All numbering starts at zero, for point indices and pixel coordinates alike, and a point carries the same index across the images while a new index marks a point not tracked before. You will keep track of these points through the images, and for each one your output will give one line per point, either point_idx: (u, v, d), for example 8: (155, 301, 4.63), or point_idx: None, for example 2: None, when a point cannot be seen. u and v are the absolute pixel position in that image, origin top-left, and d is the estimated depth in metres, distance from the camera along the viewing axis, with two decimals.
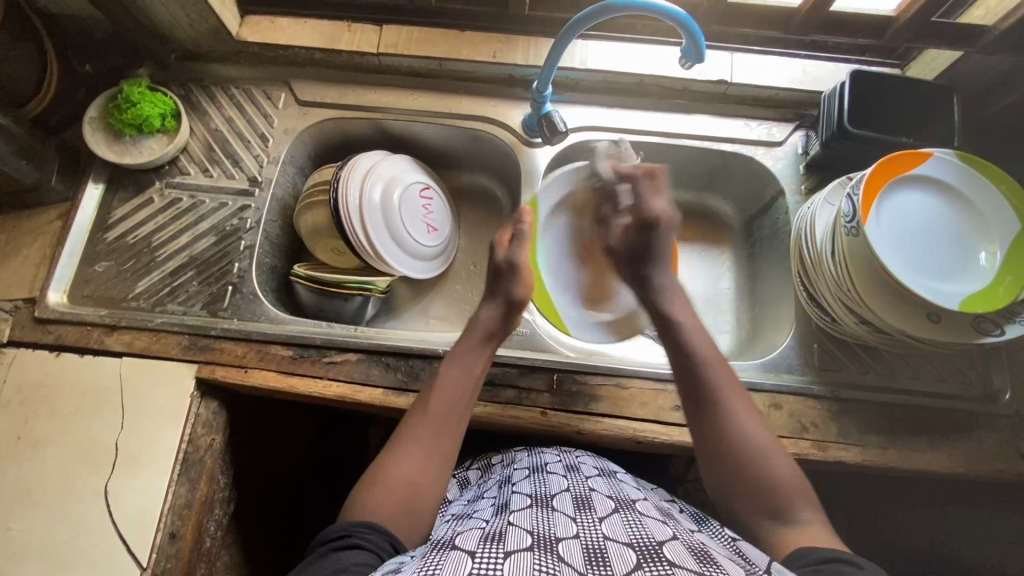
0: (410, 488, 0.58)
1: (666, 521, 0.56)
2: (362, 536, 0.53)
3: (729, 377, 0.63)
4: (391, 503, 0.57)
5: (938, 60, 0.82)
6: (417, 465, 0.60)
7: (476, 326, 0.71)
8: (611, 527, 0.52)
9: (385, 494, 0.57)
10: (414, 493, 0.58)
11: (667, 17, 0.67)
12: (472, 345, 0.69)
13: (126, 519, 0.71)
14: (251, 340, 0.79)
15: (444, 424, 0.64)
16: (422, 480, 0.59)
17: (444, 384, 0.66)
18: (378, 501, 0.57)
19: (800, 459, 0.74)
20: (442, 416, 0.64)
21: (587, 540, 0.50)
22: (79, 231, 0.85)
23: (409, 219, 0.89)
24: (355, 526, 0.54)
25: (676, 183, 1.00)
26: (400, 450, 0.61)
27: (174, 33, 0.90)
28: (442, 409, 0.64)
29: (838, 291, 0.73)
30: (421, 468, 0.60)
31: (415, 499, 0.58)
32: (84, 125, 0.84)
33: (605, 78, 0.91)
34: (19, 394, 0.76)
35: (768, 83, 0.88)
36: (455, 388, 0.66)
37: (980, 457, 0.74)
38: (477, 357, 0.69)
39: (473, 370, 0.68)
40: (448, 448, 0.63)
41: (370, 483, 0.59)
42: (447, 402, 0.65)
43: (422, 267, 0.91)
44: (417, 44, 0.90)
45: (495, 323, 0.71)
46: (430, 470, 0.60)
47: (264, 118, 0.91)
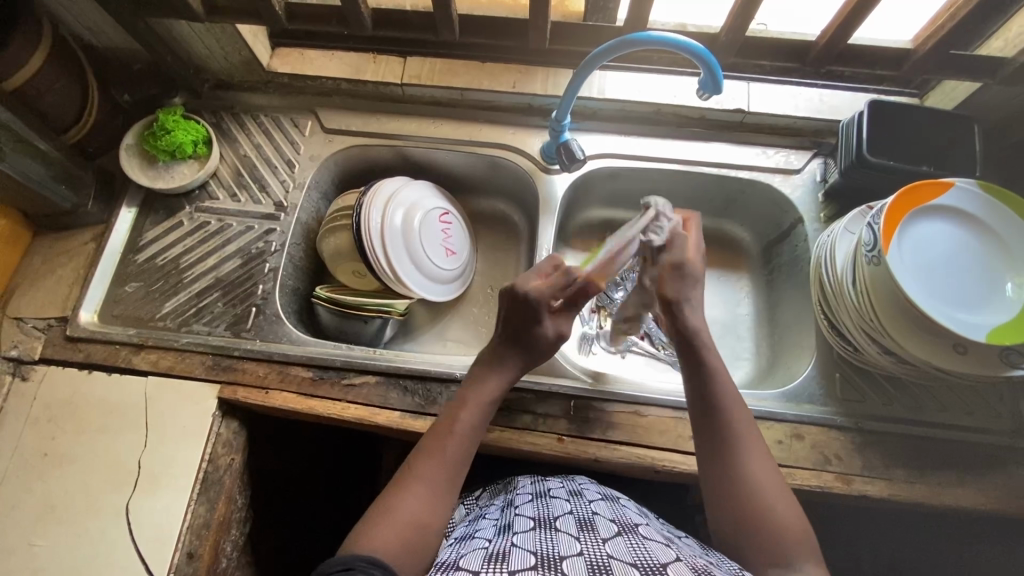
0: (416, 529, 0.58)
1: (669, 545, 0.56)
2: (362, 570, 0.52)
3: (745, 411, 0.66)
4: (394, 540, 0.57)
5: (956, 91, 0.84)
6: (424, 504, 0.60)
7: (498, 363, 0.71)
8: (615, 547, 0.52)
9: (390, 530, 0.57)
10: (419, 533, 0.58)
11: (684, 51, 0.68)
12: (494, 392, 0.69)
13: (146, 537, 0.72)
14: (272, 362, 0.81)
15: (455, 469, 0.64)
16: (426, 521, 0.59)
17: (461, 429, 0.66)
18: (382, 537, 0.57)
19: (823, 493, 0.72)
20: (456, 461, 0.64)
21: (591, 557, 0.50)
22: (112, 253, 0.88)
23: (444, 249, 0.93)
24: (358, 559, 0.53)
25: (693, 209, 1.00)
26: (409, 486, 0.61)
27: (208, 65, 0.94)
28: (456, 453, 0.65)
29: (859, 320, 0.72)
30: (427, 506, 0.60)
31: (420, 539, 0.58)
32: (121, 151, 0.88)
33: (623, 107, 0.92)
34: (47, 411, 0.78)
35: (784, 112, 0.90)
36: (470, 430, 0.67)
37: (1014, 496, 0.71)
38: (492, 395, 0.69)
39: (488, 409, 0.69)
40: (454, 490, 0.63)
41: (377, 517, 0.59)
42: (463, 446, 0.65)
43: (447, 287, 0.94)
44: (440, 74, 0.93)
45: (518, 362, 0.71)
46: (436, 510, 0.60)
47: (291, 145, 0.94)
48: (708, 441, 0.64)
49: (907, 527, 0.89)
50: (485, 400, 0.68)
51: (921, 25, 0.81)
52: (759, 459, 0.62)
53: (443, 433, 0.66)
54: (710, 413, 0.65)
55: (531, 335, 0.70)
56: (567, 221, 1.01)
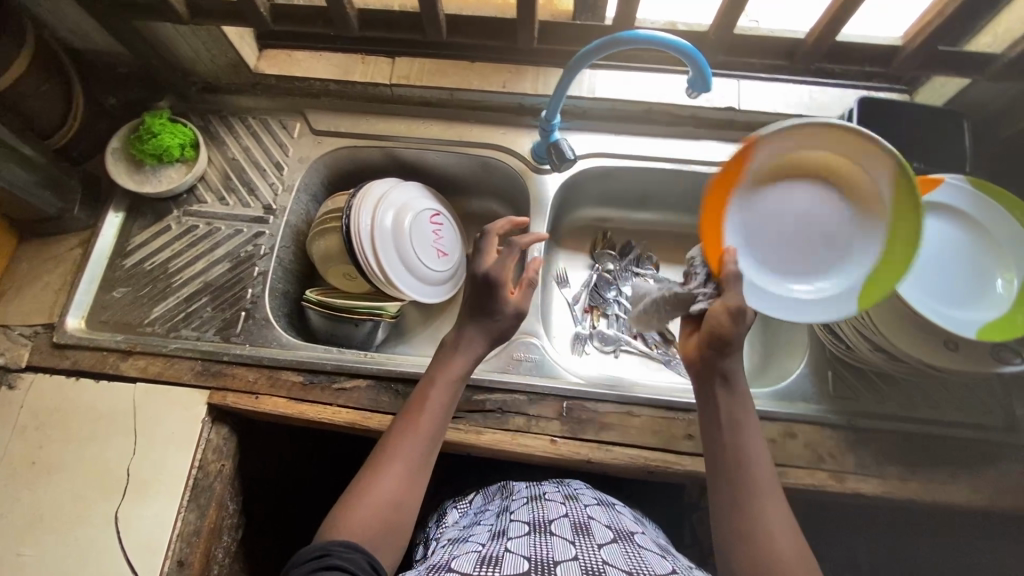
0: (392, 509, 0.58)
1: (665, 556, 0.56)
2: (340, 555, 0.52)
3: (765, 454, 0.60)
4: (371, 522, 0.56)
5: (946, 88, 0.84)
6: (399, 483, 0.60)
7: (464, 339, 0.71)
8: (611, 554, 0.52)
9: (366, 512, 0.57)
10: (396, 511, 0.58)
11: (673, 49, 0.68)
12: (462, 369, 0.69)
13: (135, 545, 0.71)
14: (262, 366, 0.80)
15: (429, 447, 0.64)
16: (402, 499, 0.59)
17: (433, 407, 0.66)
18: (359, 519, 0.56)
19: (816, 491, 0.72)
20: (429, 438, 0.64)
21: (586, 563, 0.50)
22: (99, 258, 0.87)
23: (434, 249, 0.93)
24: (334, 544, 0.53)
25: (685, 208, 1.00)
26: (384, 468, 0.60)
27: (195, 67, 0.93)
28: (428, 431, 0.65)
29: (851, 318, 0.72)
30: (402, 485, 0.60)
31: (397, 518, 0.58)
32: (107, 155, 0.87)
33: (614, 106, 0.92)
34: (35, 419, 0.77)
35: (775, 110, 0.89)
36: (441, 407, 0.66)
37: (1006, 492, 0.72)
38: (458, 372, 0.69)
39: (456, 384, 0.69)
40: (428, 466, 0.63)
41: (352, 500, 0.58)
42: (434, 424, 0.65)
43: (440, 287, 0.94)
44: (430, 75, 0.93)
45: (482, 337, 0.71)
46: (412, 487, 0.61)
47: (280, 147, 0.94)
48: (724, 478, 0.59)
49: (901, 524, 0.89)
50: (453, 378, 0.68)
51: (910, 21, 0.80)
52: (772, 504, 0.56)
53: (415, 412, 0.65)
54: (726, 454, 0.59)
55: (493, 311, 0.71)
56: (558, 221, 1.01)
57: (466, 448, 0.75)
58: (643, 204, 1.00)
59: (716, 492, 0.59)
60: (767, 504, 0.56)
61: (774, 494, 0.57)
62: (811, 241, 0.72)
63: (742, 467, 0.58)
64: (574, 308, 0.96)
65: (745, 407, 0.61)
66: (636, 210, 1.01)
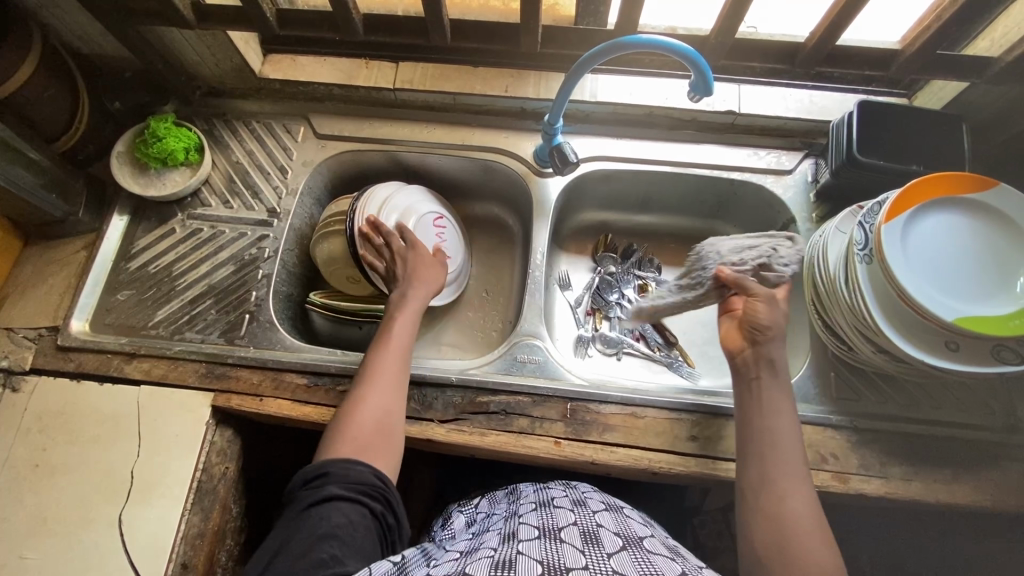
0: (376, 424, 0.65)
1: (674, 558, 0.56)
2: (340, 474, 0.58)
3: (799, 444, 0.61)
4: (363, 437, 0.63)
5: (944, 91, 0.85)
6: (381, 400, 0.67)
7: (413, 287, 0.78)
8: (620, 562, 0.52)
9: (354, 432, 0.63)
10: (384, 421, 0.66)
11: (675, 53, 0.68)
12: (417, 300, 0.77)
13: (139, 548, 0.71)
14: (267, 368, 0.80)
15: (399, 365, 0.71)
16: (384, 416, 0.66)
17: (397, 335, 0.73)
18: (353, 435, 0.63)
19: (820, 492, 0.72)
20: (398, 357, 0.71)
21: (596, 570, 0.50)
22: (103, 262, 0.88)
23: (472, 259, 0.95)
24: (328, 464, 0.59)
25: (686, 211, 1.01)
26: (362, 395, 0.67)
27: (200, 71, 0.94)
28: (396, 348, 0.72)
29: (854, 320, 0.73)
30: (383, 401, 0.67)
31: (383, 429, 0.65)
32: (113, 159, 0.88)
33: (615, 109, 0.93)
34: (39, 421, 0.77)
35: (775, 113, 0.90)
36: (403, 337, 0.73)
37: (1009, 492, 0.72)
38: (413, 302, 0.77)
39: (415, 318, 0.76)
40: (403, 383, 0.70)
41: (341, 426, 0.64)
42: (402, 350, 0.72)
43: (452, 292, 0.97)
44: (431, 79, 0.94)
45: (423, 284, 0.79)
46: (392, 400, 0.68)
47: (284, 151, 0.94)
48: (753, 461, 0.60)
49: (902, 525, 0.89)
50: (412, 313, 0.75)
51: (908, 26, 0.81)
52: (802, 490, 0.57)
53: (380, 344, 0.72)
54: (757, 440, 0.61)
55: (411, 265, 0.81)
56: (560, 224, 1.01)
57: (470, 449, 0.75)
58: (644, 207, 1.01)
59: (749, 462, 0.61)
60: (796, 488, 0.57)
61: (803, 482, 0.58)
62: (916, 247, 0.69)
63: (775, 442, 0.60)
64: (576, 311, 0.96)
65: (784, 390, 0.63)
66: (638, 213, 1.02)
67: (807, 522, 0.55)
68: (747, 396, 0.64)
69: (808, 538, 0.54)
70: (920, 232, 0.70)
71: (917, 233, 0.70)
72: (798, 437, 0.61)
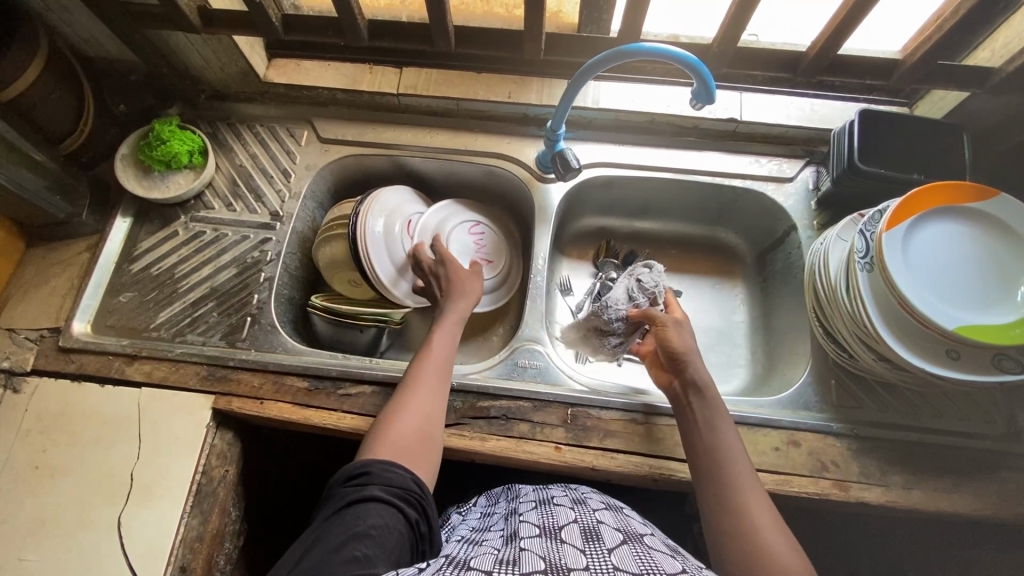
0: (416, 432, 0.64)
1: (674, 556, 0.56)
2: (380, 473, 0.58)
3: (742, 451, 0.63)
4: (403, 442, 0.63)
5: (945, 100, 0.85)
6: (422, 406, 0.67)
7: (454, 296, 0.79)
8: (621, 558, 0.52)
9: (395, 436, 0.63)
10: (423, 430, 0.65)
11: (677, 61, 0.69)
12: (459, 312, 0.78)
13: (137, 551, 0.71)
14: (267, 371, 0.80)
15: (442, 375, 0.71)
16: (424, 424, 0.66)
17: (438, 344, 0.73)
18: (393, 439, 0.63)
19: (821, 500, 0.72)
20: (441, 368, 0.71)
21: (596, 569, 0.49)
22: (105, 264, 0.88)
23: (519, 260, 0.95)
24: (371, 463, 0.59)
25: (686, 217, 1.01)
26: (404, 401, 0.67)
27: (205, 75, 0.94)
28: (439, 358, 0.72)
29: (855, 328, 0.73)
30: (424, 409, 0.67)
31: (424, 439, 0.64)
32: (117, 161, 0.88)
33: (617, 116, 0.93)
34: (39, 423, 0.77)
35: (776, 121, 0.90)
36: (444, 345, 0.73)
37: (1010, 501, 0.72)
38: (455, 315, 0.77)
39: (455, 329, 0.76)
40: (443, 394, 0.70)
41: (382, 427, 0.64)
42: (444, 360, 0.72)
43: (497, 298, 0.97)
44: (434, 84, 0.94)
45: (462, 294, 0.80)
46: (432, 409, 0.67)
47: (287, 155, 0.95)
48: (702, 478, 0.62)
49: (903, 534, 0.89)
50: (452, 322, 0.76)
51: (909, 35, 0.82)
52: (757, 494, 0.59)
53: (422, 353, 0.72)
54: (700, 455, 0.64)
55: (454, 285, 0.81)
56: (562, 230, 1.02)
57: (470, 454, 0.75)
58: (645, 213, 1.01)
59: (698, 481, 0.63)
60: (750, 495, 0.59)
61: (754, 488, 0.60)
62: (917, 255, 0.70)
63: (716, 453, 0.63)
64: (577, 316, 0.96)
65: (717, 406, 0.67)
66: (639, 220, 1.03)
67: (770, 531, 0.55)
68: (686, 422, 0.67)
69: (770, 540, 0.54)
70: (922, 241, 0.70)
71: (918, 241, 0.70)
72: (740, 445, 0.64)
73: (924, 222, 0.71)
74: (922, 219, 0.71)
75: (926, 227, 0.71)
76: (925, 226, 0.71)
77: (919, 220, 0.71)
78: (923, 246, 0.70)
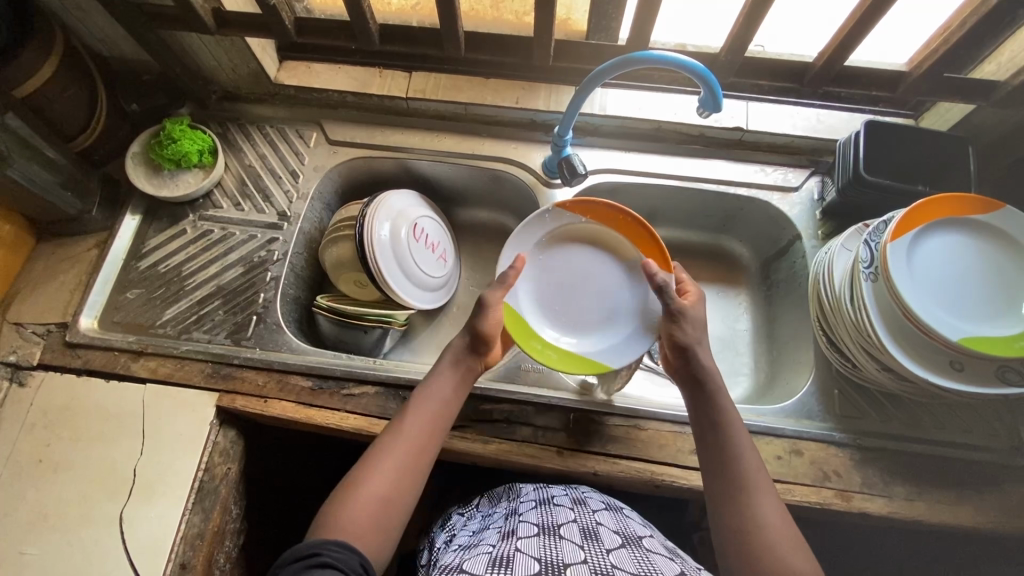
0: (381, 505, 0.59)
1: (673, 559, 0.59)
2: (331, 555, 0.52)
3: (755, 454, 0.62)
4: (355, 521, 0.57)
5: (951, 112, 0.86)
6: (392, 476, 0.61)
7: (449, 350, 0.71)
8: (619, 558, 0.55)
9: (360, 507, 0.58)
10: (385, 509, 0.59)
11: (686, 69, 0.69)
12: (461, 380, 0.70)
13: (138, 546, 0.71)
14: (272, 370, 0.81)
15: (412, 452, 0.63)
16: (391, 497, 0.59)
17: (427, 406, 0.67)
18: (350, 514, 0.57)
19: (823, 509, 0.72)
20: (415, 446, 0.64)
21: (595, 565, 0.53)
22: (114, 260, 0.89)
23: (562, 307, 0.80)
24: (326, 543, 0.53)
25: (691, 225, 1.02)
26: (375, 466, 0.61)
27: (217, 76, 0.96)
28: (413, 434, 0.64)
29: (859, 338, 0.73)
30: (387, 489, 0.60)
31: (386, 517, 0.58)
32: (128, 159, 0.89)
33: (624, 123, 0.94)
34: (44, 417, 0.78)
35: (782, 131, 0.91)
36: (432, 409, 0.67)
37: (1013, 514, 0.71)
38: (450, 384, 0.69)
39: (451, 392, 0.69)
40: (422, 469, 0.63)
41: (339, 500, 0.59)
42: (428, 426, 0.66)
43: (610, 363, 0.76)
44: (443, 89, 0.95)
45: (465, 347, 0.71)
46: (396, 492, 0.60)
47: (296, 156, 0.95)
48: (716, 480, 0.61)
49: (904, 546, 0.89)
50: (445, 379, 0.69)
51: (916, 48, 0.82)
52: (768, 498, 0.59)
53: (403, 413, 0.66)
54: (716, 456, 0.62)
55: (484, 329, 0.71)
56: None
57: (472, 457, 0.76)
58: (650, 219, 1.02)
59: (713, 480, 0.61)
60: (764, 500, 0.58)
61: (767, 490, 0.59)
62: (924, 264, 0.70)
63: (731, 457, 0.62)
64: None
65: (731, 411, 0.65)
66: None
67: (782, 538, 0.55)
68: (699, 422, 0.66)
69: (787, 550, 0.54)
70: (927, 252, 0.71)
71: (923, 252, 0.71)
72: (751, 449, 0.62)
73: (929, 233, 0.71)
74: (928, 230, 0.71)
75: (931, 238, 0.71)
76: (930, 237, 0.71)
77: (924, 231, 0.71)
78: (928, 256, 0.70)
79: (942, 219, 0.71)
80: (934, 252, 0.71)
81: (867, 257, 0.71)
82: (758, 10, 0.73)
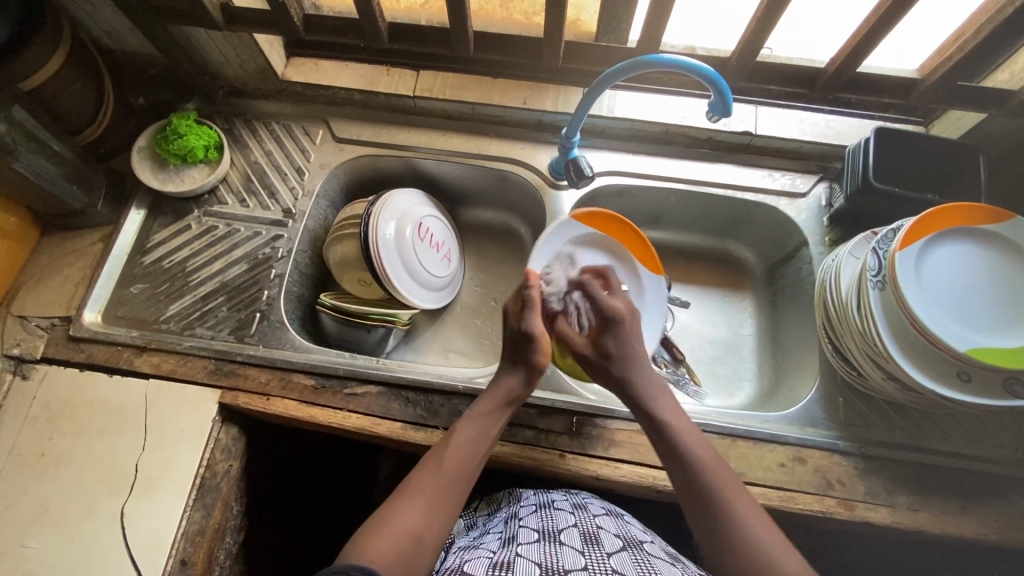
0: (410, 539, 0.57)
1: (674, 563, 0.59)
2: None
3: (723, 465, 0.63)
4: (390, 550, 0.56)
5: (962, 121, 0.85)
6: (424, 511, 0.60)
7: (497, 387, 0.72)
8: (620, 562, 0.55)
9: (388, 537, 0.57)
10: (415, 542, 0.57)
11: (696, 73, 0.69)
12: (500, 417, 0.70)
13: (138, 542, 0.71)
14: (275, 367, 0.80)
15: (452, 484, 0.63)
16: (422, 533, 0.58)
17: (462, 440, 0.67)
18: (380, 544, 0.56)
19: (825, 518, 0.72)
20: (448, 482, 0.63)
21: (595, 569, 0.53)
22: (118, 255, 0.88)
23: None
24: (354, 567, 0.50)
25: (696, 228, 1.01)
26: (408, 501, 0.60)
27: (224, 71, 0.95)
28: (455, 468, 0.64)
29: (865, 346, 0.72)
30: (423, 520, 0.59)
31: (416, 552, 0.57)
32: (133, 153, 0.89)
33: (632, 126, 0.93)
34: (47, 410, 0.78)
35: (790, 136, 0.90)
36: (469, 446, 0.66)
37: (1017, 526, 0.71)
38: (495, 419, 0.70)
39: (489, 430, 0.69)
40: (453, 506, 0.62)
41: (373, 532, 0.58)
42: (464, 463, 0.65)
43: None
44: (451, 88, 0.94)
45: (517, 384, 0.72)
46: (432, 523, 0.60)
47: (302, 153, 0.95)
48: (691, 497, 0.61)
49: (906, 555, 0.88)
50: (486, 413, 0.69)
51: (927, 55, 0.82)
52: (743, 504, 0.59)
53: (442, 448, 0.66)
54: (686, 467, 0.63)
55: (537, 365, 0.72)
56: None
57: None
58: (656, 222, 1.01)
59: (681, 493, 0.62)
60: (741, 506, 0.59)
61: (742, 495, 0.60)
62: (934, 273, 0.70)
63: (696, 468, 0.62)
64: None
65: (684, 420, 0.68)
66: (649, 228, 1.03)
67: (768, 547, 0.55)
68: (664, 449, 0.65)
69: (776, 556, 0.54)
70: (936, 261, 0.70)
71: (933, 261, 0.70)
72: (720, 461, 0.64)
73: (939, 243, 0.71)
74: (938, 239, 0.71)
75: (941, 248, 0.71)
76: (939, 246, 0.71)
77: (934, 241, 0.71)
78: (937, 265, 0.70)
79: (952, 229, 0.71)
80: (944, 261, 0.70)
81: (876, 265, 0.71)
82: (771, 14, 0.72)
